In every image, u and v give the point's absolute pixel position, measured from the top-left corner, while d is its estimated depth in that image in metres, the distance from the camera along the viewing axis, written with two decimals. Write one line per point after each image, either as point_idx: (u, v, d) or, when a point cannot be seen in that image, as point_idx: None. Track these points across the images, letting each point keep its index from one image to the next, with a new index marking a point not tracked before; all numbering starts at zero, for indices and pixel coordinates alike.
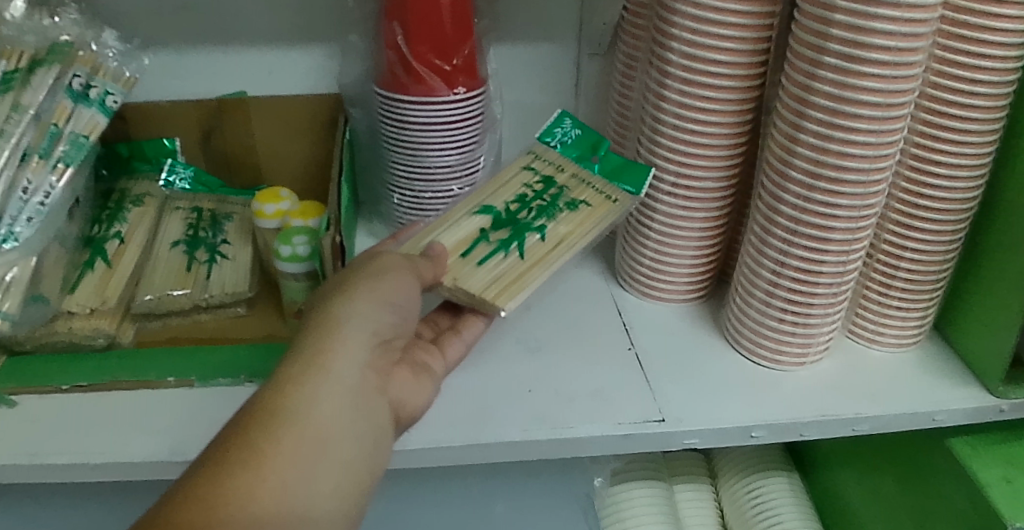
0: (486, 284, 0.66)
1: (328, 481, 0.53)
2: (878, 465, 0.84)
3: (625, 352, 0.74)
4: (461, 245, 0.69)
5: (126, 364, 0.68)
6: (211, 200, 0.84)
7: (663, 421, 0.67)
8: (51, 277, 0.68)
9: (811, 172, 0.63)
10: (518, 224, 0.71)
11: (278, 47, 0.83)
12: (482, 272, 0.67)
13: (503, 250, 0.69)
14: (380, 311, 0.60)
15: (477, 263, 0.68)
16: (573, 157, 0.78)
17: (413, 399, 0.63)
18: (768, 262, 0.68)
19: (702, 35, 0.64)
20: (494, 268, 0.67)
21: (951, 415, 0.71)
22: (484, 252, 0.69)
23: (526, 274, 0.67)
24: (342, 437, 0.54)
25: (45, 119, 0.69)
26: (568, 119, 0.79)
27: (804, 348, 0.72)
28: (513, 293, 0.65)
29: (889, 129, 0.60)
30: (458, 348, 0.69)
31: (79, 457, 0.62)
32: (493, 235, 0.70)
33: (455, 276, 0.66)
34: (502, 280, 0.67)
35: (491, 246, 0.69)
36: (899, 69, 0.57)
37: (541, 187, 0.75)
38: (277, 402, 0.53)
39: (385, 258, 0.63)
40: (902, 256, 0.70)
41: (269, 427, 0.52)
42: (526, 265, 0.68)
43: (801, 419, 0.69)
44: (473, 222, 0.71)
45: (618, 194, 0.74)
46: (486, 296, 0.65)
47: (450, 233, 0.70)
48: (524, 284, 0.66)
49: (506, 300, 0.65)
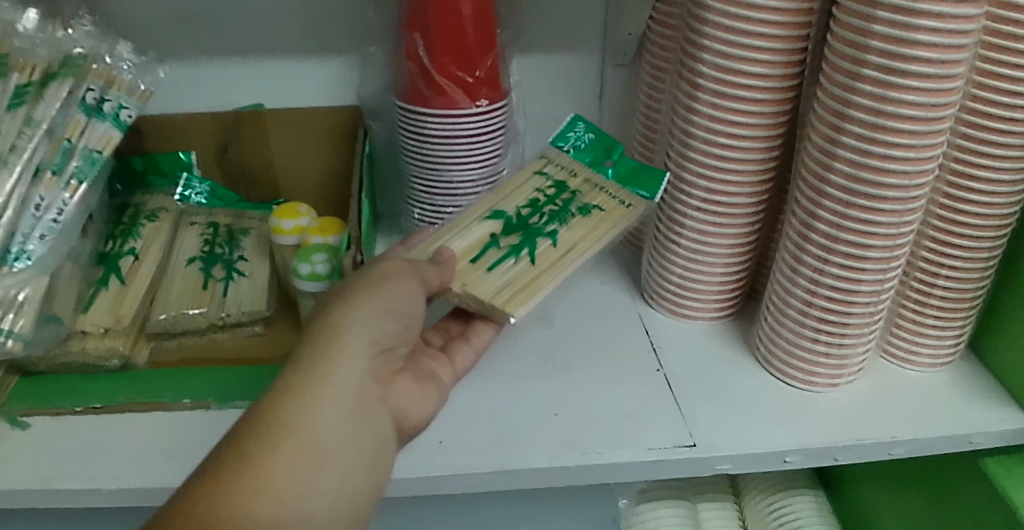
0: (496, 290, 0.63)
1: (326, 500, 0.51)
2: (908, 488, 0.81)
3: (654, 374, 0.72)
4: (472, 249, 0.66)
5: (142, 386, 0.66)
6: (228, 215, 0.82)
7: (694, 446, 0.65)
8: (65, 297, 0.66)
9: (847, 188, 0.60)
10: (529, 229, 0.68)
11: (296, 59, 0.82)
12: (492, 278, 0.64)
13: (514, 255, 0.66)
14: (384, 320, 0.58)
15: (487, 269, 0.65)
16: (586, 161, 0.75)
17: (416, 408, 0.60)
18: (802, 281, 0.66)
19: (735, 46, 0.62)
20: (505, 273, 0.65)
21: (987, 437, 0.68)
22: (495, 257, 0.66)
23: (538, 279, 0.64)
24: (343, 453, 0.52)
25: (59, 134, 0.68)
26: (582, 122, 0.76)
27: (838, 369, 0.69)
28: (524, 299, 0.63)
29: (929, 145, 0.58)
30: (469, 356, 0.67)
31: (92, 483, 0.60)
32: (504, 241, 0.67)
33: (464, 282, 0.63)
34: (514, 284, 0.64)
35: (501, 251, 0.66)
36: (942, 82, 0.55)
37: (553, 191, 0.72)
38: (279, 416, 0.51)
39: (389, 263, 0.61)
40: (938, 274, 0.67)
41: (270, 443, 0.50)
42: (537, 270, 0.65)
43: (836, 444, 0.66)
44: (484, 227, 0.68)
45: (631, 199, 0.72)
46: (495, 302, 0.62)
47: (462, 238, 0.67)
48: (535, 290, 0.63)
49: (515, 307, 0.62)
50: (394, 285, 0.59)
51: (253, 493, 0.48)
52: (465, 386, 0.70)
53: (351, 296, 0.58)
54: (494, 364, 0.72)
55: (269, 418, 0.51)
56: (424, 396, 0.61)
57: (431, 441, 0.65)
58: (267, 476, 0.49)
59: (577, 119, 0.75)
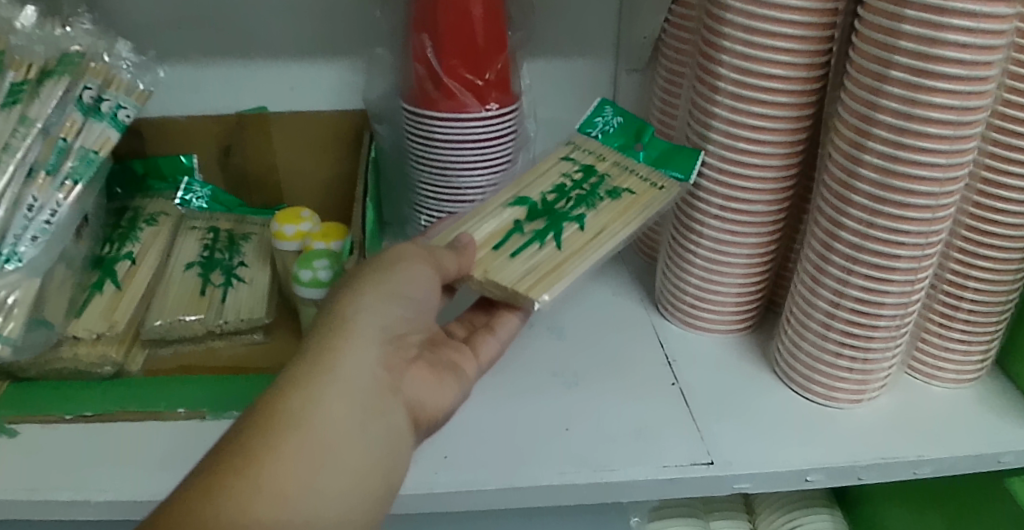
0: (520, 275, 0.60)
1: (338, 491, 0.48)
2: (929, 508, 0.77)
3: (669, 389, 0.69)
4: (494, 236, 0.63)
5: (135, 393, 0.63)
6: (229, 220, 0.80)
7: (712, 464, 0.62)
8: (56, 300, 0.64)
9: (874, 196, 0.57)
10: (555, 214, 0.65)
11: (302, 61, 0.80)
12: (516, 263, 0.61)
13: (538, 241, 0.62)
14: (391, 304, 0.56)
15: (511, 255, 0.61)
16: (614, 145, 0.72)
17: (433, 401, 0.57)
18: (825, 293, 0.63)
19: (756, 47, 0.60)
20: (529, 258, 0.61)
21: (1017, 456, 0.65)
22: (518, 244, 0.62)
23: (565, 262, 0.61)
24: (353, 445, 0.49)
25: (54, 133, 0.65)
26: (609, 107, 0.74)
27: (861, 386, 0.66)
28: (550, 284, 0.59)
29: (959, 149, 0.55)
30: (493, 348, 0.63)
31: (80, 493, 0.57)
32: (529, 227, 0.64)
33: (485, 268, 0.60)
34: (539, 268, 0.60)
35: (525, 237, 0.63)
36: (974, 85, 0.52)
37: (580, 176, 0.69)
38: (278, 407, 0.49)
39: (403, 249, 0.59)
40: (967, 285, 0.64)
41: (268, 430, 0.48)
42: (564, 254, 0.61)
43: (860, 462, 0.63)
44: (507, 214, 0.66)
45: (664, 181, 0.68)
46: (519, 287, 0.59)
47: (482, 226, 0.64)
48: (562, 273, 0.60)
49: (540, 291, 0.58)
50: (403, 281, 0.57)
51: (254, 487, 0.45)
52: (475, 399, 0.67)
53: (355, 292, 0.55)
54: (501, 375, 0.69)
55: (272, 409, 0.49)
56: (441, 388, 0.58)
57: (435, 456, 0.62)
58: (268, 469, 0.46)
59: (605, 104, 0.72)
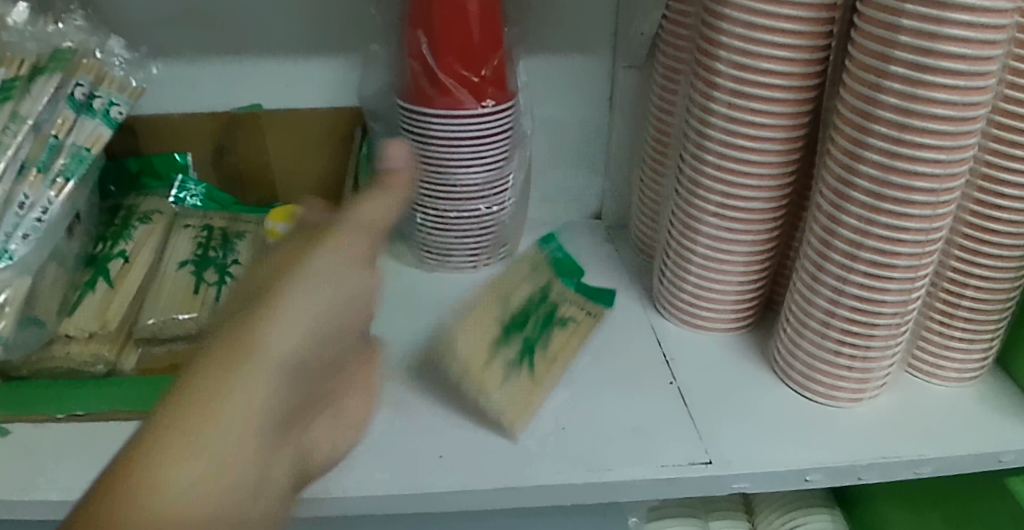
0: (502, 396, 0.62)
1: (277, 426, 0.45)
2: (929, 506, 0.76)
3: (667, 388, 0.69)
4: (482, 343, 0.64)
5: (127, 392, 0.63)
6: (224, 217, 0.79)
7: (710, 463, 0.61)
8: (48, 298, 0.64)
9: (873, 192, 0.57)
10: (533, 330, 0.67)
11: (296, 58, 0.79)
12: (503, 383, 0.63)
13: (522, 361, 0.65)
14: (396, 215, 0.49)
15: (501, 371, 0.63)
16: None
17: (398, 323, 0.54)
18: (824, 291, 0.63)
19: (754, 42, 0.59)
20: (514, 379, 0.63)
21: (1018, 456, 0.64)
22: (507, 355, 0.64)
23: (535, 395, 0.64)
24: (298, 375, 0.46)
25: (45, 130, 0.65)
26: None
27: (861, 384, 0.65)
28: (526, 417, 0.63)
29: (960, 146, 0.54)
30: None
31: (72, 494, 0.56)
32: (517, 340, 0.66)
33: (481, 382, 0.62)
34: (517, 397, 0.63)
35: (514, 351, 0.65)
36: (974, 80, 0.52)
37: None
38: (244, 336, 0.44)
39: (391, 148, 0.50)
40: (967, 283, 0.63)
41: (232, 363, 0.43)
42: (536, 385, 0.64)
43: (861, 462, 0.62)
44: (492, 320, 0.67)
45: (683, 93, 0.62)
46: (506, 418, 0.62)
47: (469, 334, 0.65)
48: (534, 407, 0.64)
49: (519, 425, 0.62)
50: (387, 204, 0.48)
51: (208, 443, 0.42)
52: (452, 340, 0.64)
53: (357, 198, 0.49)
54: None
55: (232, 335, 0.44)
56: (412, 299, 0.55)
57: (430, 456, 0.61)
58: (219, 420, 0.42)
59: None
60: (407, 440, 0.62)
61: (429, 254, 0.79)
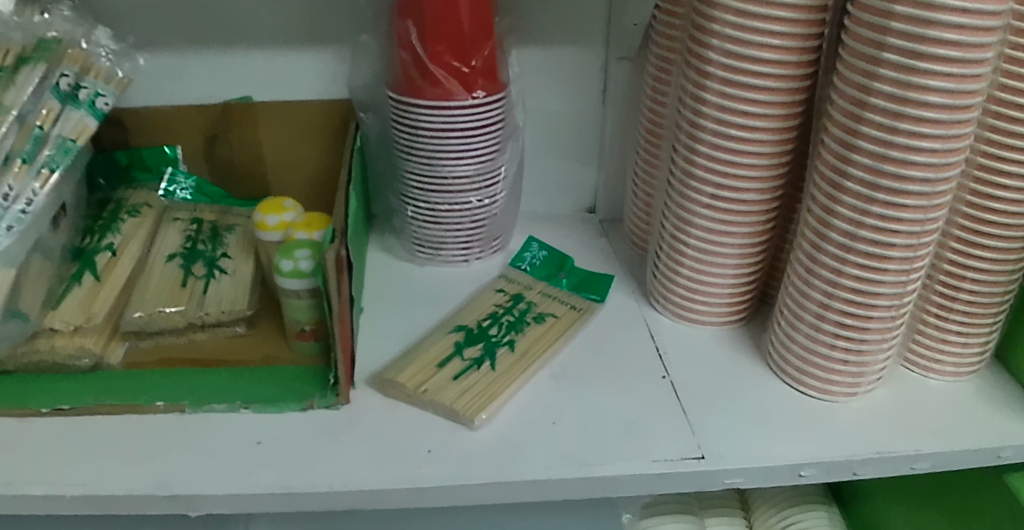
0: (457, 395, 0.63)
1: None
2: (927, 503, 0.75)
3: (660, 382, 0.68)
4: (436, 358, 0.66)
5: (114, 387, 0.62)
6: (213, 211, 0.79)
7: (703, 458, 0.61)
8: (33, 291, 0.63)
9: (867, 183, 0.56)
10: (488, 341, 0.69)
11: (286, 49, 0.78)
12: (455, 385, 0.64)
13: (476, 364, 0.66)
14: None
15: (452, 377, 0.64)
16: None
17: None
18: (819, 284, 0.62)
19: (746, 30, 0.58)
20: (468, 380, 0.64)
21: (1016, 451, 0.63)
22: (458, 367, 0.65)
23: (497, 386, 0.64)
24: None
25: (30, 121, 0.64)
26: None
27: (856, 378, 0.65)
28: (485, 403, 0.62)
29: (955, 134, 0.53)
30: None
31: (54, 488, 0.55)
32: (468, 351, 0.67)
33: (426, 385, 0.63)
34: (473, 390, 0.63)
35: (464, 362, 0.66)
36: (970, 68, 0.51)
37: None
38: None
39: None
40: (964, 276, 0.63)
41: None
42: (497, 376, 0.65)
43: (856, 457, 0.61)
44: (447, 339, 0.69)
45: None
46: (458, 407, 0.61)
47: (423, 351, 0.67)
48: (496, 395, 0.63)
49: (478, 412, 0.61)
50: None
51: None
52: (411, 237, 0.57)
53: None
54: None
55: None
56: None
57: (419, 450, 0.59)
58: None
59: None
60: (395, 435, 0.60)
61: (420, 248, 0.79)
